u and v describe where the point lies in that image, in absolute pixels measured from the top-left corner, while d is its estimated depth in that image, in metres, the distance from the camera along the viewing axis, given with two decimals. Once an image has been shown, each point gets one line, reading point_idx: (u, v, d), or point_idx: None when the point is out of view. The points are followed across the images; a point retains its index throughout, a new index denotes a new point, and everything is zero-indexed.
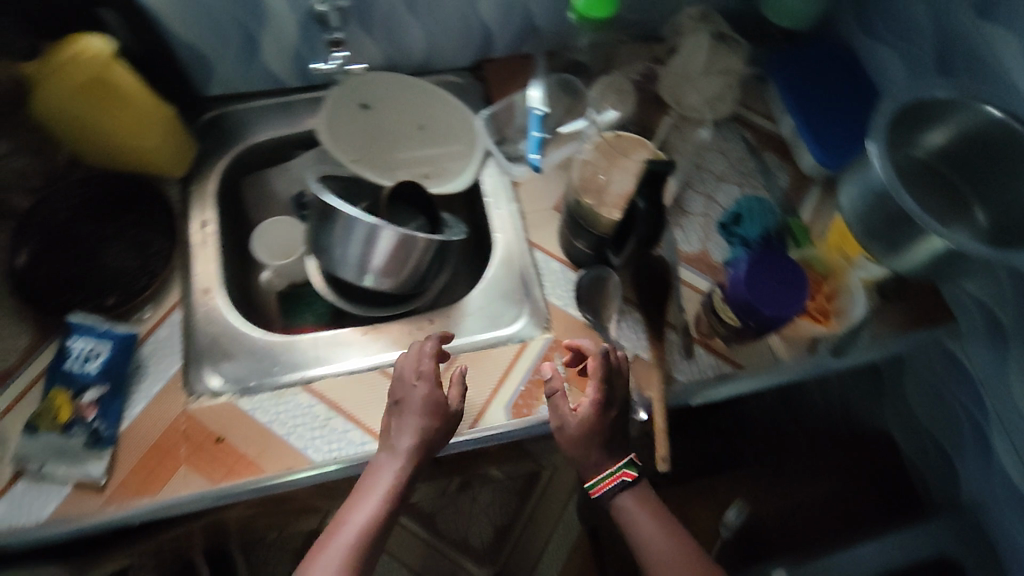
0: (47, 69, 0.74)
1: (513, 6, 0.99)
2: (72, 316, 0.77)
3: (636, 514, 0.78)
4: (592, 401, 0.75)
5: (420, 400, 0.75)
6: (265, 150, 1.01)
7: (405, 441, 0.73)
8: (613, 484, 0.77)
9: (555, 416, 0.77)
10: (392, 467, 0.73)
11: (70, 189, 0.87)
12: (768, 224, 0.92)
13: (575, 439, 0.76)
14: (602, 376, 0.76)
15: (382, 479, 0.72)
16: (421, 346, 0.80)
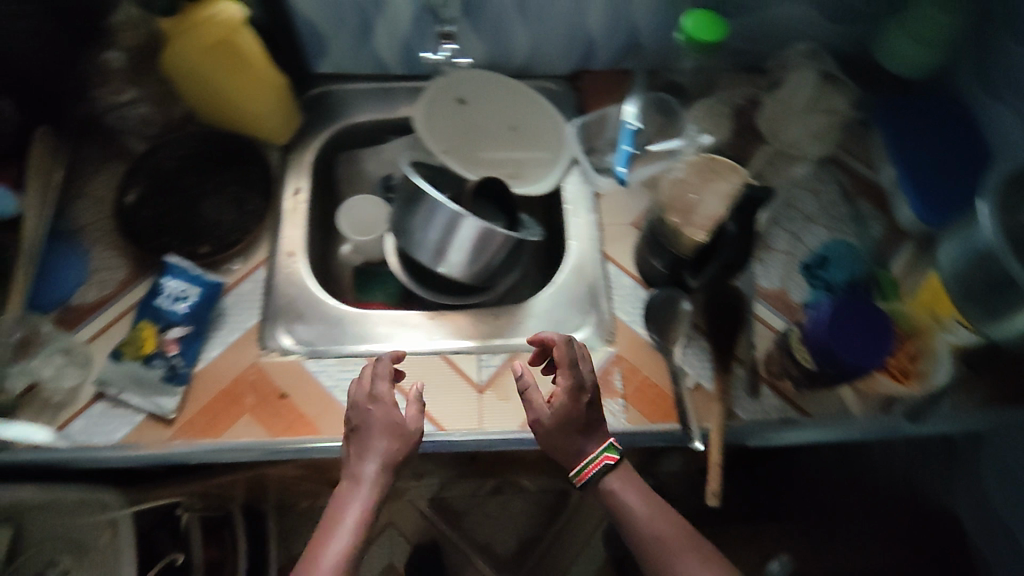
0: (184, 25, 0.78)
1: (620, 20, 0.98)
2: (169, 256, 0.81)
3: (626, 497, 0.70)
4: (562, 388, 0.71)
5: (381, 423, 0.70)
6: (362, 131, 1.04)
7: (372, 470, 0.68)
8: (597, 467, 0.70)
9: (531, 411, 0.73)
10: (359, 498, 0.66)
11: (184, 141, 0.92)
12: (858, 271, 0.87)
13: (554, 433, 0.71)
14: (568, 361, 0.73)
15: (351, 513, 0.65)
16: (372, 368, 0.75)
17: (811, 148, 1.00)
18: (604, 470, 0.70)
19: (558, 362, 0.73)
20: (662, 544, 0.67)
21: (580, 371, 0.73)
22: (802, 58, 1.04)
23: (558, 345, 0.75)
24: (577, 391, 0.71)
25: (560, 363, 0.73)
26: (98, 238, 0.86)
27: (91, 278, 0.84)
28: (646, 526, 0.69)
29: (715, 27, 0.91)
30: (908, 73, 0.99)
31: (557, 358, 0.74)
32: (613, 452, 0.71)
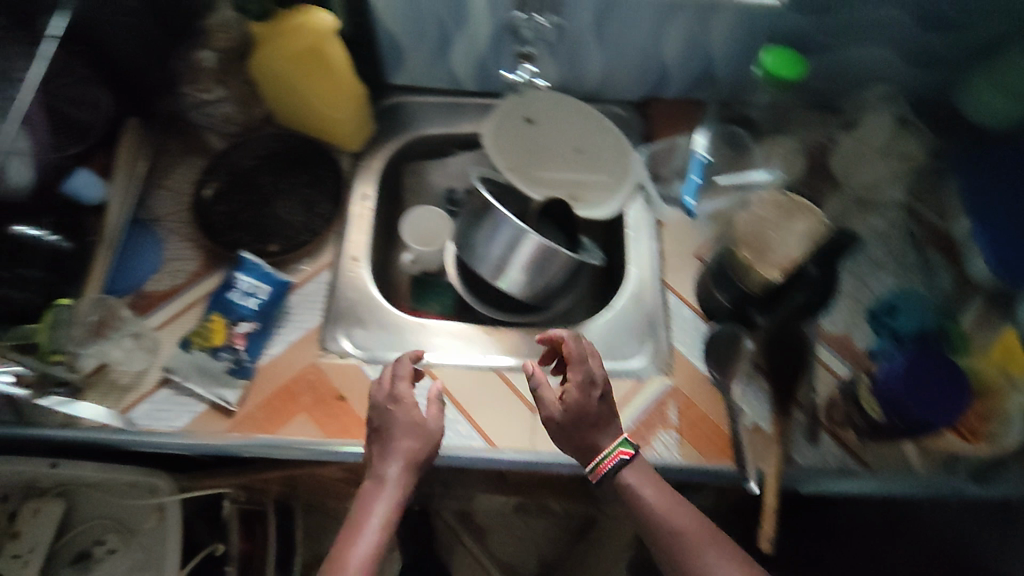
0: (277, 32, 0.81)
1: (697, 50, 0.97)
2: (244, 252, 0.84)
3: (644, 492, 0.71)
4: (574, 384, 0.73)
5: (403, 424, 0.72)
6: (429, 143, 1.04)
7: (395, 472, 0.70)
8: (615, 461, 0.71)
9: (543, 409, 0.75)
10: (385, 498, 0.68)
11: (262, 142, 0.95)
12: (928, 323, 0.83)
13: (568, 429, 0.74)
14: (577, 357, 0.75)
15: (377, 513, 0.67)
16: (392, 369, 0.76)
17: (883, 192, 0.98)
18: (621, 465, 0.71)
19: (569, 358, 0.75)
20: (686, 535, 0.68)
21: (590, 367, 0.75)
22: (879, 100, 1.02)
23: (568, 341, 0.77)
24: (588, 385, 0.74)
25: (570, 359, 0.75)
26: (173, 228, 0.89)
27: (164, 266, 0.86)
28: (665, 521, 0.69)
29: (794, 63, 0.89)
30: (994, 125, 0.94)
31: (567, 354, 0.76)
32: (627, 446, 0.72)
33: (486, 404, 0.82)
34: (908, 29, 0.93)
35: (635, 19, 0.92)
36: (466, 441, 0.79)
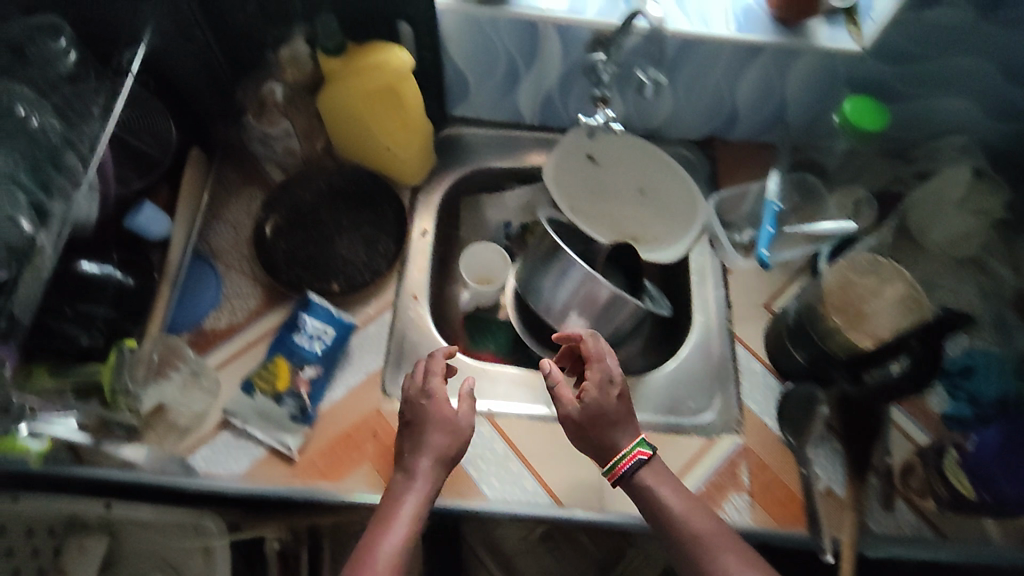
0: (351, 68, 0.79)
1: (771, 94, 0.93)
2: (313, 294, 0.81)
3: (661, 492, 0.70)
4: (594, 383, 0.75)
5: (435, 418, 0.71)
6: (487, 177, 1.02)
7: (427, 466, 0.69)
8: (633, 459, 0.71)
9: (559, 407, 0.76)
10: (415, 492, 0.67)
11: (321, 176, 0.92)
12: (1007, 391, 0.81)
13: (586, 427, 0.74)
14: (593, 354, 0.79)
15: (408, 507, 0.66)
16: (425, 362, 0.76)
17: (957, 247, 0.94)
18: (639, 463, 0.71)
19: (588, 356, 0.80)
20: (702, 538, 0.66)
21: (608, 365, 0.78)
22: (955, 152, 0.97)
23: (586, 340, 0.81)
24: (605, 382, 0.76)
25: (589, 357, 0.80)
26: (231, 264, 0.87)
27: (224, 302, 0.85)
28: (682, 521, 0.68)
29: (876, 114, 0.86)
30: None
31: (586, 353, 0.80)
32: (645, 446, 0.72)
33: (553, 459, 0.80)
34: (996, 85, 0.88)
35: (712, 65, 0.88)
36: (533, 497, 0.78)
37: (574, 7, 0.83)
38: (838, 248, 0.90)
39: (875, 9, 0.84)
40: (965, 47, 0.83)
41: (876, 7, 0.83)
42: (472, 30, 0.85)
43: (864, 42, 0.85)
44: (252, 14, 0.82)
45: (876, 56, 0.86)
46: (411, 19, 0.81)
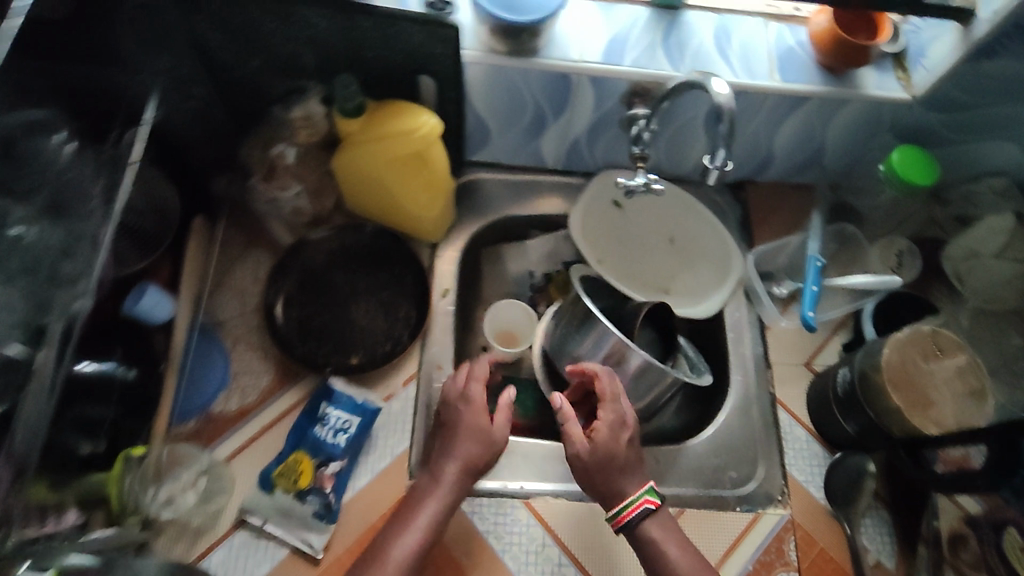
0: (372, 133, 0.73)
1: (810, 141, 0.88)
2: (336, 382, 0.76)
3: (668, 548, 0.69)
4: (607, 425, 0.74)
5: (468, 426, 0.72)
6: (508, 227, 0.96)
7: (452, 474, 0.70)
8: (637, 512, 0.70)
9: (567, 445, 0.74)
10: (437, 497, 0.69)
11: (334, 234, 0.86)
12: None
13: (593, 470, 0.72)
14: (609, 395, 0.76)
15: (427, 511, 0.68)
16: (469, 368, 0.77)
17: (1002, 296, 0.91)
18: (644, 514, 0.70)
19: (602, 396, 0.77)
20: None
21: (622, 407, 0.76)
22: (994, 197, 0.88)
23: (601, 377, 0.78)
24: (617, 427, 0.74)
25: (602, 398, 0.77)
26: (239, 336, 0.81)
27: (231, 382, 0.79)
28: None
29: (925, 167, 0.80)
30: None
31: (599, 392, 0.77)
32: (654, 496, 0.71)
33: (594, 545, 0.76)
34: None
35: (753, 113, 0.82)
36: None
37: (610, 56, 0.77)
38: (881, 304, 0.86)
39: (927, 56, 0.79)
40: None
41: (930, 54, 0.78)
42: (498, 79, 0.79)
43: (915, 91, 0.80)
44: (257, 68, 0.75)
45: (924, 104, 0.81)
46: (433, 73, 0.74)
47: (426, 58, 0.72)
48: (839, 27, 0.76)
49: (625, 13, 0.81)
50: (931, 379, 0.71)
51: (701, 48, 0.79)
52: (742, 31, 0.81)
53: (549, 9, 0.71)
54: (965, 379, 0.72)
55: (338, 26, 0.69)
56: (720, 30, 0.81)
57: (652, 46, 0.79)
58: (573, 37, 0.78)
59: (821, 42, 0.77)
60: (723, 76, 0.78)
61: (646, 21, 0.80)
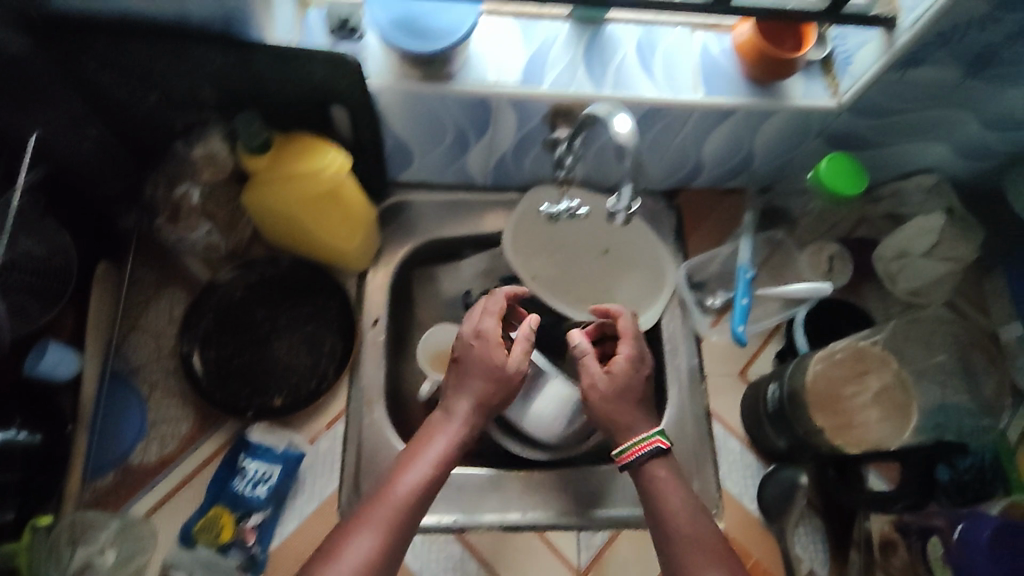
0: (280, 171, 0.68)
1: (737, 150, 0.86)
2: (253, 433, 0.75)
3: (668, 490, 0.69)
4: (627, 358, 0.74)
5: (479, 363, 0.72)
6: (437, 245, 0.93)
7: (461, 411, 0.71)
8: (639, 453, 0.70)
9: (585, 376, 0.75)
10: (445, 435, 0.70)
11: (251, 269, 0.83)
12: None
13: (608, 401, 0.73)
14: (632, 332, 0.77)
15: (434, 448, 0.69)
16: (484, 303, 0.76)
17: (931, 294, 0.92)
18: (649, 454, 0.70)
19: (622, 334, 0.77)
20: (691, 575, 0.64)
21: (642, 346, 0.77)
22: (922, 195, 0.91)
23: (623, 317, 0.79)
24: (637, 363, 0.75)
25: (624, 335, 0.77)
26: (156, 382, 0.79)
27: (151, 430, 0.77)
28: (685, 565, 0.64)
29: (853, 176, 0.79)
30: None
31: (621, 330, 0.78)
32: (664, 436, 0.71)
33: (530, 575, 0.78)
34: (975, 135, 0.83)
35: (679, 128, 0.80)
36: None
37: (529, 76, 0.74)
38: (813, 311, 0.86)
39: (854, 64, 0.75)
40: (944, 102, 0.77)
41: (856, 62, 0.75)
42: (414, 105, 0.75)
43: (842, 97, 0.77)
44: (154, 105, 0.70)
45: (854, 112, 0.78)
46: (344, 103, 0.71)
47: (333, 92, 0.68)
48: (764, 38, 0.72)
49: (543, 28, 0.77)
50: (850, 403, 0.71)
51: (625, 62, 0.76)
52: (667, 41, 0.78)
53: (459, 33, 0.66)
54: (890, 396, 0.71)
55: (231, 62, 0.64)
56: (644, 42, 0.77)
57: (573, 63, 0.75)
58: (490, 58, 0.74)
59: (747, 55, 0.74)
60: (647, 94, 0.75)
61: (568, 35, 0.76)
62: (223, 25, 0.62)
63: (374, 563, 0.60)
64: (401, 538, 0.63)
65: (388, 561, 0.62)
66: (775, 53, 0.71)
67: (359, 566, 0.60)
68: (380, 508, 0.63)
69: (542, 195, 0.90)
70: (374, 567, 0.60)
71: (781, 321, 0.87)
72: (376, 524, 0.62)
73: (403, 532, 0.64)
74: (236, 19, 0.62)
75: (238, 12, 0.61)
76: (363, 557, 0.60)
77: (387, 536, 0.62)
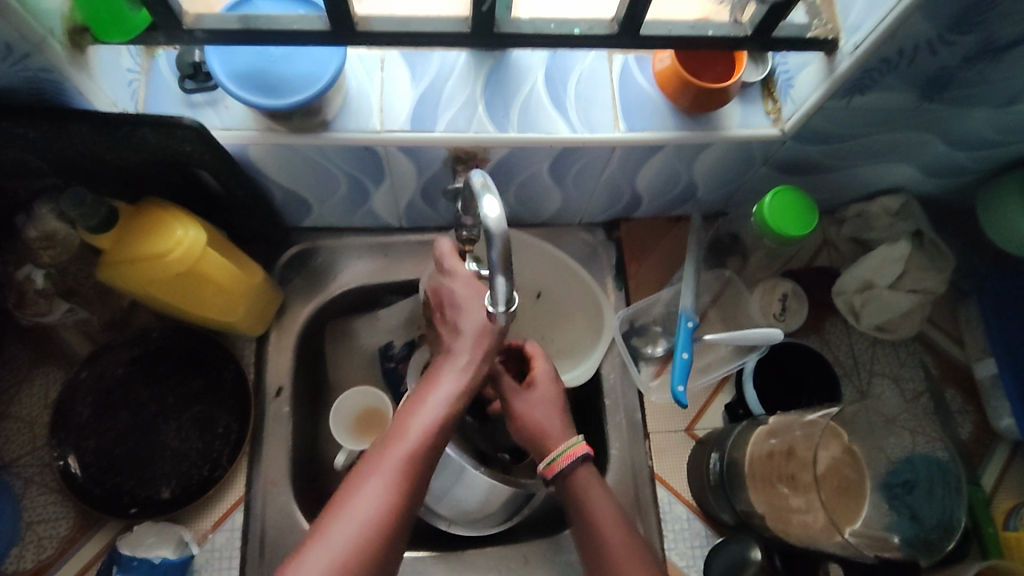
0: (124, 255, 0.59)
1: (675, 180, 0.76)
2: (124, 546, 0.66)
3: (608, 533, 0.60)
4: (546, 371, 0.69)
5: (469, 295, 0.64)
6: (353, 298, 0.84)
7: (470, 346, 0.63)
8: (569, 459, 0.63)
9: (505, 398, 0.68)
10: (453, 374, 0.62)
11: (131, 342, 0.74)
12: (953, 517, 0.60)
13: (534, 415, 0.67)
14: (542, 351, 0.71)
15: (444, 390, 0.60)
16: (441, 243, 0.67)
17: (900, 327, 0.82)
18: (580, 461, 0.63)
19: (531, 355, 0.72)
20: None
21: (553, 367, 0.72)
22: (888, 219, 0.81)
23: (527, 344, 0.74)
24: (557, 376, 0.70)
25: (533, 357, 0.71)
26: (32, 478, 0.70)
27: (25, 534, 0.69)
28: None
29: (801, 214, 0.69)
30: (1002, 245, 0.76)
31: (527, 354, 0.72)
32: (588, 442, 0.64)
33: None
34: (946, 155, 0.73)
35: (604, 164, 0.70)
36: None
37: (419, 120, 0.64)
38: (766, 358, 0.77)
39: (795, 87, 0.65)
40: (905, 125, 0.67)
41: (797, 86, 0.65)
42: (291, 158, 0.65)
43: (785, 125, 0.67)
44: None
45: (799, 140, 0.68)
46: (205, 166, 0.61)
47: (180, 157, 0.59)
48: (684, 67, 0.63)
49: (434, 60, 0.66)
50: (791, 502, 0.63)
51: (533, 96, 0.66)
52: (579, 69, 0.68)
53: (321, 82, 0.57)
54: (840, 473, 0.63)
55: (50, 132, 0.54)
56: (555, 71, 0.67)
57: (471, 100, 0.65)
58: (373, 101, 0.64)
59: (666, 85, 0.65)
60: (559, 134, 0.65)
61: (464, 68, 0.66)
62: (31, 92, 0.53)
63: (386, 516, 0.52)
64: (414, 485, 0.54)
65: (406, 509, 0.53)
66: (697, 85, 0.62)
67: (371, 516, 0.51)
68: (390, 453, 0.55)
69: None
70: (390, 515, 0.52)
71: (731, 372, 0.77)
72: (385, 472, 0.53)
73: (417, 481, 0.55)
74: (43, 84, 0.52)
75: (42, 81, 0.52)
76: (377, 504, 0.52)
77: (400, 485, 0.53)
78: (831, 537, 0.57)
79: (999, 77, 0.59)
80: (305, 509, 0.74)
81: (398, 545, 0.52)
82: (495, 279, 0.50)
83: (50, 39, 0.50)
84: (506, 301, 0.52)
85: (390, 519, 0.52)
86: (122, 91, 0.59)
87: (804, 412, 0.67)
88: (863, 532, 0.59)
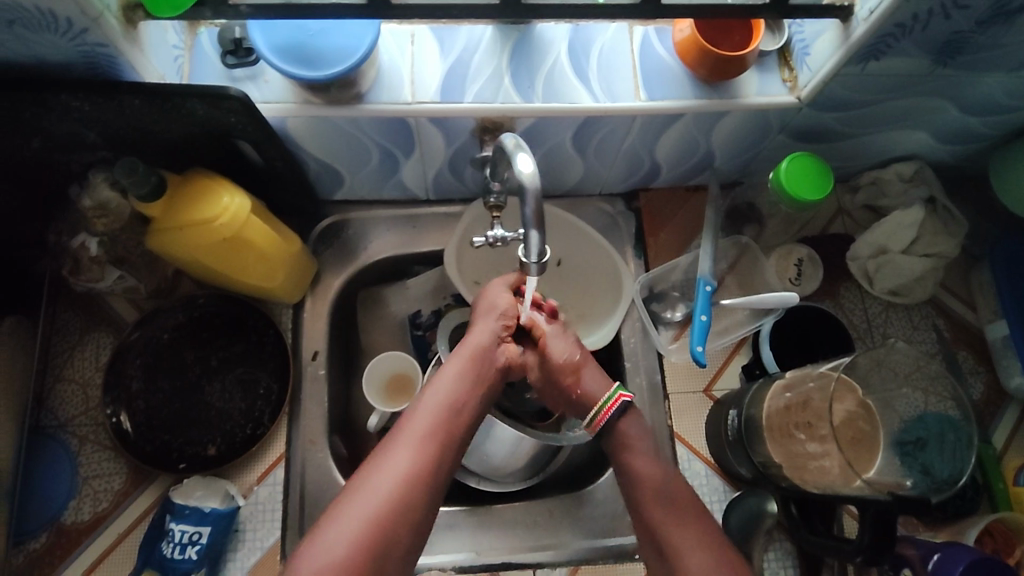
0: (174, 221, 0.63)
1: (694, 150, 0.79)
2: (177, 495, 0.70)
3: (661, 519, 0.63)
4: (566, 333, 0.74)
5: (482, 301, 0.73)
6: (382, 267, 0.87)
7: (485, 330, 0.71)
8: (617, 407, 0.70)
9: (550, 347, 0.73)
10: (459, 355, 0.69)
11: (176, 307, 0.78)
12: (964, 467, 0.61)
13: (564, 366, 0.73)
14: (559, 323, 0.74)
15: (450, 369, 0.68)
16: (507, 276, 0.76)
17: (914, 290, 0.84)
18: (619, 412, 0.70)
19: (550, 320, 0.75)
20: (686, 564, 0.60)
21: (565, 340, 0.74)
22: (901, 185, 0.84)
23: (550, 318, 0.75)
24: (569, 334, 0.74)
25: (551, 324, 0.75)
26: (86, 435, 0.75)
27: (82, 488, 0.73)
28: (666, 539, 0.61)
29: (817, 179, 0.72)
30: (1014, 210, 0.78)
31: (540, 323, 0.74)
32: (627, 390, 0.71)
33: None
34: (958, 121, 0.75)
35: (625, 133, 0.73)
36: None
37: (449, 91, 0.67)
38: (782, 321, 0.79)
39: (811, 55, 0.67)
40: (920, 90, 0.69)
41: (814, 53, 0.67)
42: (327, 130, 0.68)
43: (802, 93, 0.69)
44: (39, 149, 0.63)
45: (814, 107, 0.71)
46: (247, 137, 0.64)
47: (222, 128, 0.63)
48: (703, 36, 0.65)
49: (462, 34, 0.69)
50: (808, 448, 0.66)
51: (557, 67, 0.68)
52: (601, 42, 0.70)
53: (356, 55, 0.60)
54: (854, 425, 0.64)
55: (106, 105, 0.58)
56: (578, 43, 0.70)
57: (498, 72, 0.68)
58: (404, 73, 0.67)
59: (686, 55, 0.67)
60: (582, 102, 0.67)
61: (490, 41, 0.69)
62: (86, 67, 0.56)
63: (413, 478, 0.59)
64: (440, 442, 0.63)
65: (432, 473, 0.61)
66: (717, 53, 0.64)
67: (396, 478, 0.58)
68: (407, 430, 0.63)
69: (476, 226, 0.84)
70: (416, 477, 0.59)
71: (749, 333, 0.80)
72: (409, 433, 0.62)
73: (442, 444, 0.63)
74: (97, 59, 0.55)
75: (97, 55, 0.55)
76: (401, 469, 0.59)
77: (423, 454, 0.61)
78: (849, 482, 0.61)
79: (1010, 40, 0.61)
80: (341, 466, 0.78)
81: (428, 505, 0.59)
82: (528, 234, 0.54)
83: (106, 15, 0.52)
84: (539, 254, 0.55)
85: (415, 481, 0.59)
86: (168, 67, 0.63)
87: (819, 365, 0.70)
88: (875, 479, 0.61)
